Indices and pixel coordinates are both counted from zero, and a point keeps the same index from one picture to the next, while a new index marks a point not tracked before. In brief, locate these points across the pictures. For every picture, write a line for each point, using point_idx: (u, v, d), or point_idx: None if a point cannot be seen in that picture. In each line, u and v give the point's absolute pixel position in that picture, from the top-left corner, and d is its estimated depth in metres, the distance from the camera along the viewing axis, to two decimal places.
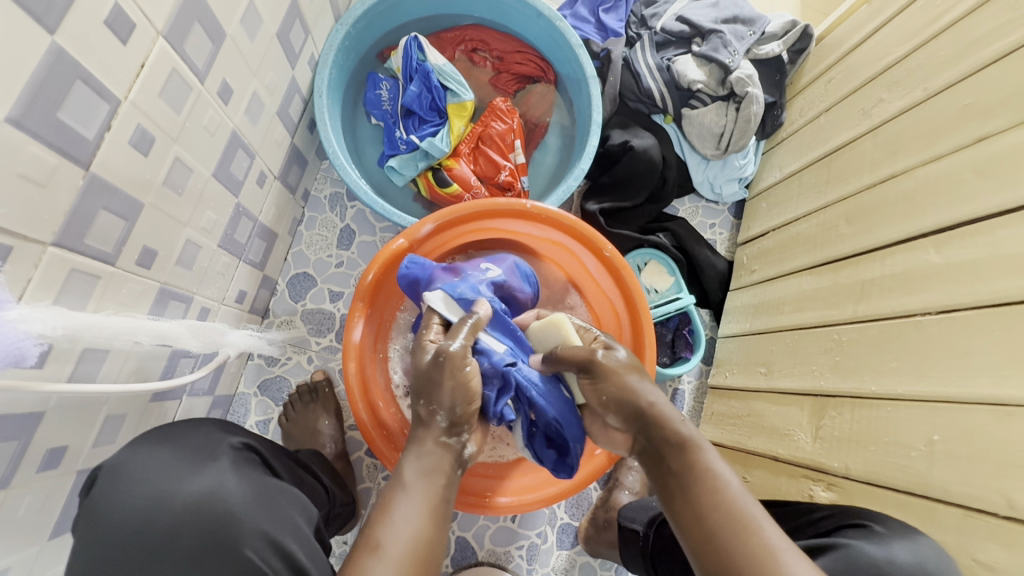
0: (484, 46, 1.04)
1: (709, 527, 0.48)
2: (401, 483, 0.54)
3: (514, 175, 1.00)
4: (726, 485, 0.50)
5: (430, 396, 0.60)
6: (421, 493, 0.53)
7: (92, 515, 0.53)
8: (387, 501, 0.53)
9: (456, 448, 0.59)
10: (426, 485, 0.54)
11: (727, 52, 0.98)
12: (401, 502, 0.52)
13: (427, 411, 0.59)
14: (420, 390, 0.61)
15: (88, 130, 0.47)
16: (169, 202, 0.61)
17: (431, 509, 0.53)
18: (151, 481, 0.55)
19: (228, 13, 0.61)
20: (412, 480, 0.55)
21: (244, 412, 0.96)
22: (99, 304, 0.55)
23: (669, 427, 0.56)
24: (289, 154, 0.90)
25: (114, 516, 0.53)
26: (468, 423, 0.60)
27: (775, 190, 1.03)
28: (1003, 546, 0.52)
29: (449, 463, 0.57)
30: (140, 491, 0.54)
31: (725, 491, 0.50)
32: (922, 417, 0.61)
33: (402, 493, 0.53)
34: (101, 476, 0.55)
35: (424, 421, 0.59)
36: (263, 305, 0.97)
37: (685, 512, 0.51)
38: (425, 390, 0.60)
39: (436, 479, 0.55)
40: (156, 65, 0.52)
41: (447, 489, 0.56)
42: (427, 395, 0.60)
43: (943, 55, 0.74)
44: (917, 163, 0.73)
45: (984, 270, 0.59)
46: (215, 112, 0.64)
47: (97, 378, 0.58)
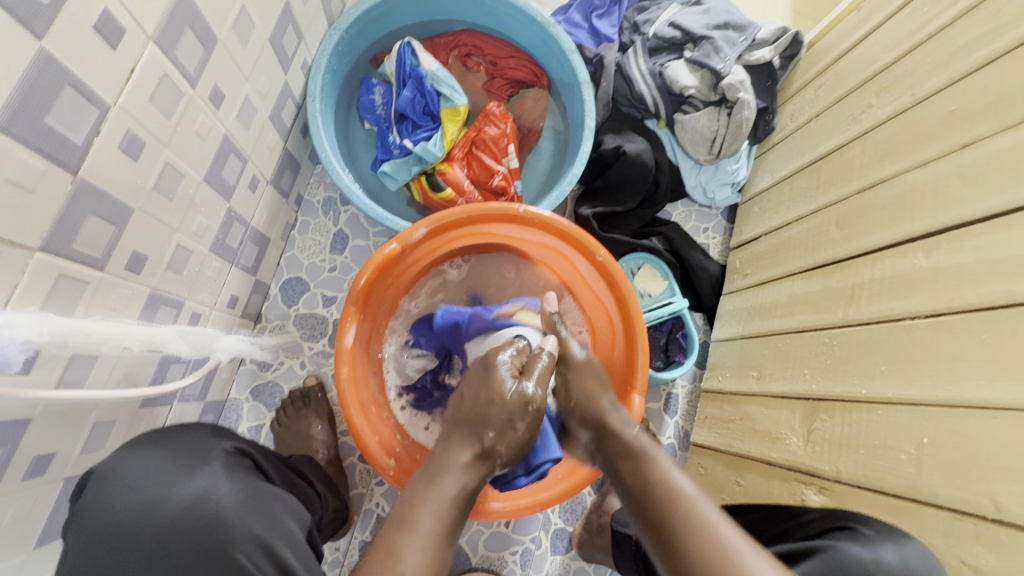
0: (477, 52, 1.05)
1: (663, 520, 0.53)
2: (439, 496, 0.56)
3: (508, 180, 0.99)
4: (680, 486, 0.55)
5: (499, 430, 0.60)
6: (446, 512, 0.55)
7: (83, 519, 0.53)
8: (412, 515, 0.54)
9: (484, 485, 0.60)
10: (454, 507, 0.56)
11: (718, 57, 0.99)
12: (427, 512, 0.54)
13: (492, 446, 0.59)
14: (493, 423, 0.60)
15: (77, 135, 0.47)
16: (160, 207, 0.61)
17: (449, 529, 0.54)
18: (143, 485, 0.54)
19: (220, 18, 0.61)
20: (448, 502, 0.56)
21: (236, 418, 0.95)
22: (87, 310, 0.55)
23: (628, 440, 0.64)
24: (282, 159, 0.90)
25: (105, 521, 0.52)
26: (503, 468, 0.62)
27: (767, 195, 1.04)
28: (990, 549, 0.52)
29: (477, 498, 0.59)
30: (131, 495, 0.54)
31: (678, 492, 0.54)
32: (911, 420, 0.62)
33: (429, 505, 0.55)
34: (92, 481, 0.55)
35: (485, 454, 0.59)
36: (256, 310, 0.96)
37: (644, 512, 0.55)
38: (501, 425, 0.60)
39: (467, 504, 0.57)
40: (147, 69, 0.52)
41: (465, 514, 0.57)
42: (500, 432, 0.60)
43: (929, 62, 0.75)
44: (905, 169, 0.74)
45: (971, 275, 0.60)
46: (207, 117, 0.64)
47: (86, 384, 0.57)
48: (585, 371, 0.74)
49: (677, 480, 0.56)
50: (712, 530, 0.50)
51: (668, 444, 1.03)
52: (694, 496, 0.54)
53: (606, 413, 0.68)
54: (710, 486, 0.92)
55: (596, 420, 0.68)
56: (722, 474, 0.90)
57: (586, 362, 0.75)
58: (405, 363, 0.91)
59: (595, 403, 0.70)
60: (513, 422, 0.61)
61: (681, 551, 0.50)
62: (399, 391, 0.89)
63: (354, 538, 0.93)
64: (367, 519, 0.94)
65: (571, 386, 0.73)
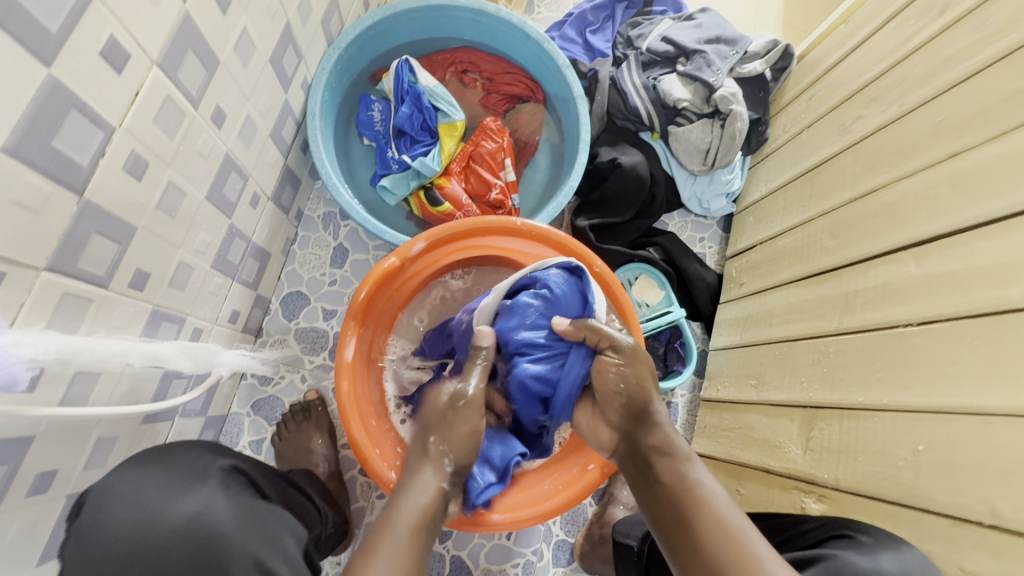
0: (474, 68, 1.07)
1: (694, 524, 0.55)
2: (396, 521, 0.56)
3: (505, 193, 1.01)
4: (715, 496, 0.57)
5: (443, 434, 0.64)
6: (408, 530, 0.55)
7: (81, 539, 0.53)
8: (374, 545, 0.53)
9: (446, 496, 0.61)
10: (418, 522, 0.56)
11: (710, 71, 1.01)
12: (388, 539, 0.54)
13: (438, 448, 0.63)
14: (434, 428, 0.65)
15: (82, 157, 0.48)
16: (162, 225, 0.62)
17: (416, 547, 0.54)
18: (140, 503, 0.55)
19: (221, 40, 0.62)
20: (406, 518, 0.56)
21: (237, 432, 0.95)
22: (90, 327, 0.55)
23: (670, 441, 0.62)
24: (282, 175, 0.91)
25: (104, 537, 0.53)
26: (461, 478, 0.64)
27: (761, 205, 1.05)
28: (989, 556, 0.52)
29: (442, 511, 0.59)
30: (128, 513, 0.54)
31: (712, 502, 0.56)
32: (907, 427, 0.62)
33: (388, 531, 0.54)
34: (88, 501, 0.55)
35: (430, 458, 0.62)
36: (257, 324, 0.97)
37: (677, 515, 0.57)
38: (443, 430, 0.64)
39: (431, 514, 0.58)
40: (151, 92, 0.54)
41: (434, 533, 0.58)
42: (442, 434, 0.64)
43: (916, 73, 0.76)
44: (895, 178, 0.75)
45: (961, 282, 0.61)
46: (208, 136, 0.65)
47: (89, 402, 0.58)
48: (637, 358, 0.63)
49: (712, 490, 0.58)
50: (741, 541, 0.52)
51: None
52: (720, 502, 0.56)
53: (654, 405, 0.63)
54: None
55: (637, 411, 0.63)
56: (722, 482, 0.90)
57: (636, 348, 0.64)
58: (403, 374, 0.91)
59: (642, 393, 0.63)
60: (451, 420, 0.64)
61: (704, 552, 0.53)
62: (396, 401, 0.89)
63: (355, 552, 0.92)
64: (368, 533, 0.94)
65: (621, 371, 0.62)
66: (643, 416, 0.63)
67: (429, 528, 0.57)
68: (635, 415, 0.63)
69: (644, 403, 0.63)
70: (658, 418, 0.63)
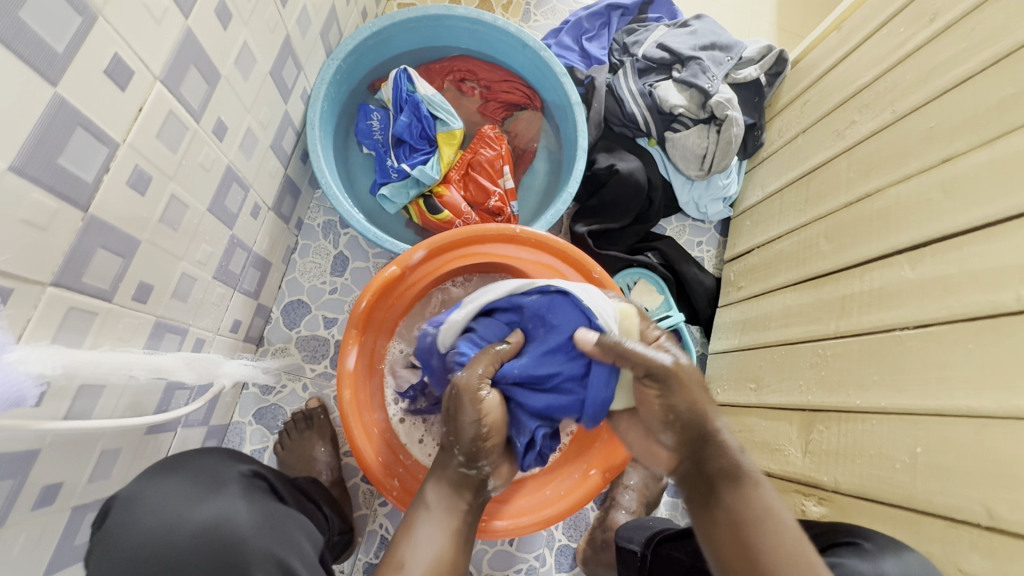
0: (472, 76, 1.08)
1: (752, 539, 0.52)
2: (427, 506, 0.64)
3: (504, 201, 1.02)
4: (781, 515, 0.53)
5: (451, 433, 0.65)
6: (441, 515, 0.64)
7: (106, 544, 0.53)
8: (411, 521, 0.64)
9: (474, 478, 0.66)
10: (446, 508, 0.64)
11: (706, 77, 1.02)
12: (423, 524, 0.63)
13: (449, 440, 0.65)
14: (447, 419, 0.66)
15: (88, 173, 0.49)
16: (165, 237, 0.63)
17: (449, 529, 0.63)
18: (164, 509, 0.55)
19: (222, 55, 0.63)
20: (435, 501, 0.65)
21: (239, 441, 0.95)
22: (95, 340, 0.56)
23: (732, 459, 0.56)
24: (282, 185, 0.92)
25: (127, 543, 0.52)
26: (487, 457, 0.66)
27: (758, 209, 1.06)
28: (986, 557, 0.52)
29: (468, 494, 0.66)
30: (155, 518, 0.54)
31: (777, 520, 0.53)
32: (904, 429, 0.63)
33: (425, 517, 0.63)
34: (114, 508, 0.55)
35: (447, 450, 0.66)
36: (258, 333, 0.97)
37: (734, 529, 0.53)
38: (449, 424, 0.65)
39: (454, 501, 0.65)
40: (154, 107, 0.55)
41: (468, 512, 0.65)
42: (451, 426, 0.65)
43: (908, 79, 0.77)
44: (889, 182, 0.76)
45: (955, 286, 0.62)
46: (210, 149, 0.66)
47: (93, 415, 0.58)
48: (684, 377, 0.58)
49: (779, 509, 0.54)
50: (804, 560, 0.50)
51: None
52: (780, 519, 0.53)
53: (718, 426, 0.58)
54: None
55: (696, 430, 0.58)
56: None
57: (677, 366, 0.59)
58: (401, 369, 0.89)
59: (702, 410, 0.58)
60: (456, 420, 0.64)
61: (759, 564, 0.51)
62: (397, 398, 0.89)
63: (358, 560, 0.93)
64: (371, 541, 0.94)
65: (673, 398, 0.58)
66: (702, 433, 0.57)
67: (458, 510, 0.65)
68: (695, 435, 0.58)
69: (701, 422, 0.58)
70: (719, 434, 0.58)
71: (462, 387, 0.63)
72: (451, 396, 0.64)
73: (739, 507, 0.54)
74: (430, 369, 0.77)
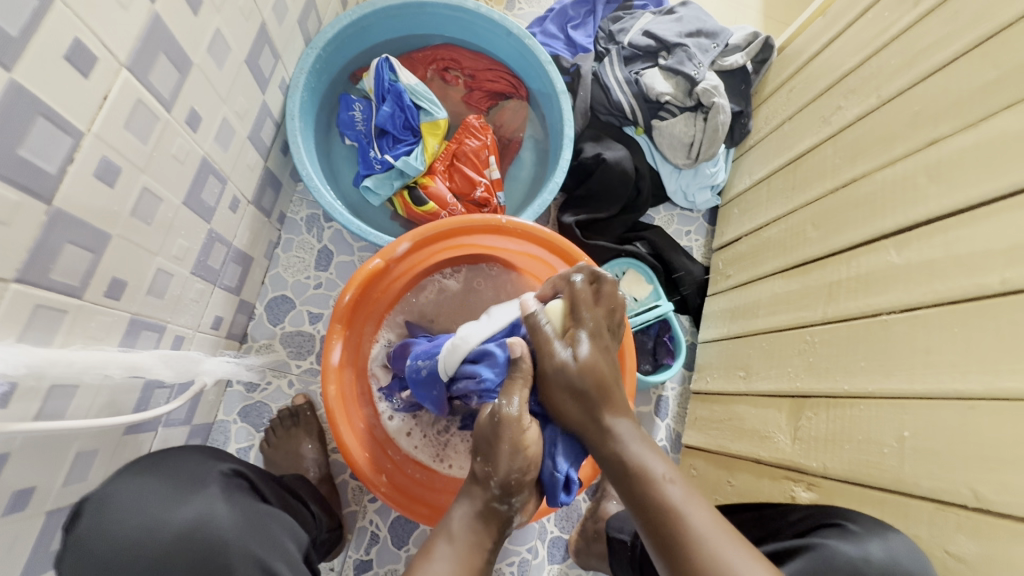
0: (455, 65, 1.06)
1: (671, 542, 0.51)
2: (447, 526, 0.57)
3: (490, 191, 1.01)
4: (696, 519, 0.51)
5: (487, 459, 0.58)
6: (464, 546, 0.55)
7: (81, 548, 0.52)
8: (429, 547, 0.56)
9: (504, 513, 0.58)
10: (467, 547, 0.55)
11: (692, 64, 1.01)
12: (441, 556, 0.54)
13: (484, 471, 0.58)
14: (480, 449, 0.60)
15: (50, 164, 0.47)
16: (138, 232, 0.61)
17: (468, 568, 0.54)
18: (142, 511, 0.54)
19: (193, 42, 0.61)
20: (458, 531, 0.56)
21: (225, 439, 0.94)
22: (66, 339, 0.54)
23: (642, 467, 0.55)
24: (262, 178, 0.89)
25: (104, 548, 0.51)
26: (521, 492, 0.58)
27: (746, 197, 1.06)
28: (972, 538, 0.53)
29: (495, 529, 0.57)
30: (132, 520, 0.53)
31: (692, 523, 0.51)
32: (891, 413, 0.63)
33: (442, 535, 0.57)
34: (87, 509, 0.54)
35: (480, 480, 0.59)
36: (241, 330, 0.96)
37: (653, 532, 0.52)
38: (485, 451, 0.58)
39: (480, 535, 0.56)
40: (121, 96, 0.52)
41: (490, 551, 0.57)
42: (486, 454, 0.58)
43: (893, 63, 0.77)
44: (875, 168, 0.75)
45: (940, 270, 0.62)
46: (184, 140, 0.64)
47: (66, 415, 0.57)
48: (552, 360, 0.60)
49: (690, 514, 0.52)
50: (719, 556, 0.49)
51: (660, 446, 1.04)
52: (709, 535, 0.51)
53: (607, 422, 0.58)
54: (702, 487, 0.93)
55: (595, 428, 0.58)
56: (714, 474, 0.91)
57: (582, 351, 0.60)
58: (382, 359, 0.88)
59: (598, 402, 0.58)
60: (491, 438, 0.58)
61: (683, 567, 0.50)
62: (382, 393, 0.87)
63: (349, 557, 0.92)
64: (361, 537, 0.93)
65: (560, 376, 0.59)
66: (601, 430, 0.58)
67: (481, 549, 0.56)
68: (593, 432, 0.58)
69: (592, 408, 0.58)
70: (619, 433, 0.57)
71: (507, 414, 0.58)
72: (490, 424, 0.59)
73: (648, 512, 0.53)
74: (431, 400, 0.72)
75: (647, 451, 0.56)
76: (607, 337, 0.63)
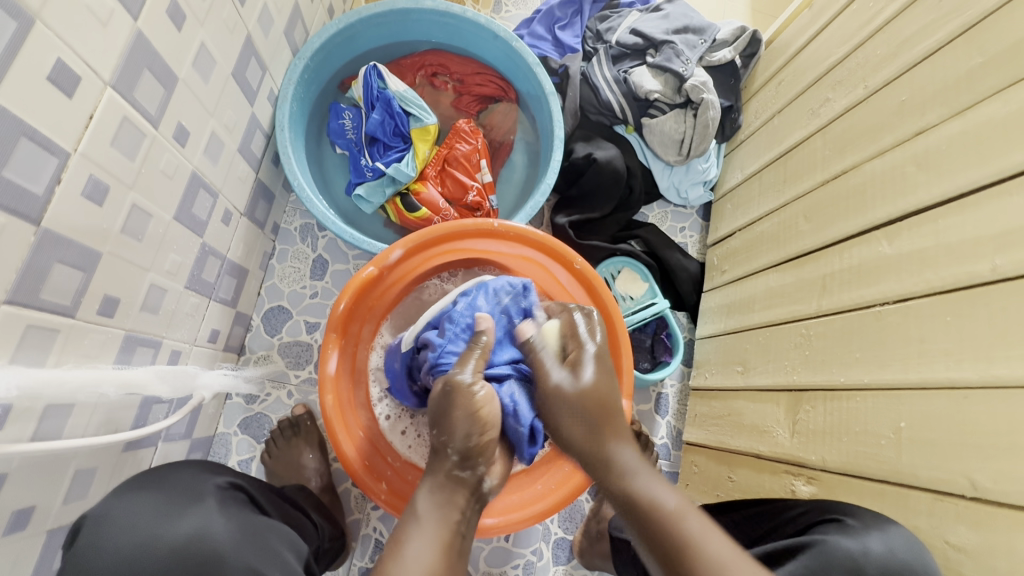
0: (444, 70, 1.06)
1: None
2: (414, 513, 0.58)
3: (482, 195, 1.00)
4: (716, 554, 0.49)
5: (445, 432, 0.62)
6: (434, 525, 0.56)
7: (76, 568, 0.51)
8: (399, 534, 0.56)
9: (469, 480, 0.61)
10: (439, 518, 0.57)
11: (680, 61, 1.01)
12: (413, 536, 0.55)
13: (440, 441, 0.62)
14: (436, 422, 0.64)
15: (37, 185, 0.47)
16: (129, 248, 0.61)
17: (442, 542, 0.55)
18: (137, 526, 0.53)
19: (178, 57, 0.61)
20: (426, 510, 0.58)
21: (226, 452, 0.94)
22: (59, 358, 0.54)
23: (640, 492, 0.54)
24: (254, 190, 0.90)
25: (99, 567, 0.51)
26: (481, 457, 0.61)
27: (738, 192, 1.06)
28: (971, 527, 0.53)
29: (462, 498, 0.59)
30: (128, 537, 0.53)
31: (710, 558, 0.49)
32: (888, 404, 0.63)
33: (413, 519, 0.58)
34: (85, 527, 0.54)
35: (438, 452, 0.62)
36: (238, 342, 0.96)
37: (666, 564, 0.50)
38: (440, 422, 0.62)
39: (446, 509, 0.58)
40: (106, 114, 0.53)
41: (460, 524, 0.58)
42: (441, 426, 0.63)
43: (879, 54, 0.77)
44: (864, 159, 0.75)
45: (932, 259, 0.61)
46: (172, 155, 0.64)
47: (63, 435, 0.57)
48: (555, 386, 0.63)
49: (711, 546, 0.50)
50: None
51: (661, 444, 1.04)
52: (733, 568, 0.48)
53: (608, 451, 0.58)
54: (704, 483, 0.93)
55: (601, 459, 0.58)
56: (715, 470, 0.90)
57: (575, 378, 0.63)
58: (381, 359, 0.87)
59: (599, 428, 0.59)
60: (446, 409, 0.63)
61: None
62: (384, 396, 0.88)
63: (354, 565, 0.92)
64: (365, 545, 0.93)
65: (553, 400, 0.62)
66: (607, 461, 0.57)
67: (450, 523, 0.57)
68: (592, 459, 0.58)
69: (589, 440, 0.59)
70: (623, 465, 0.57)
71: (457, 384, 0.64)
72: (445, 393, 0.64)
73: (658, 546, 0.51)
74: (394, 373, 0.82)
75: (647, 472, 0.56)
76: (608, 360, 0.66)
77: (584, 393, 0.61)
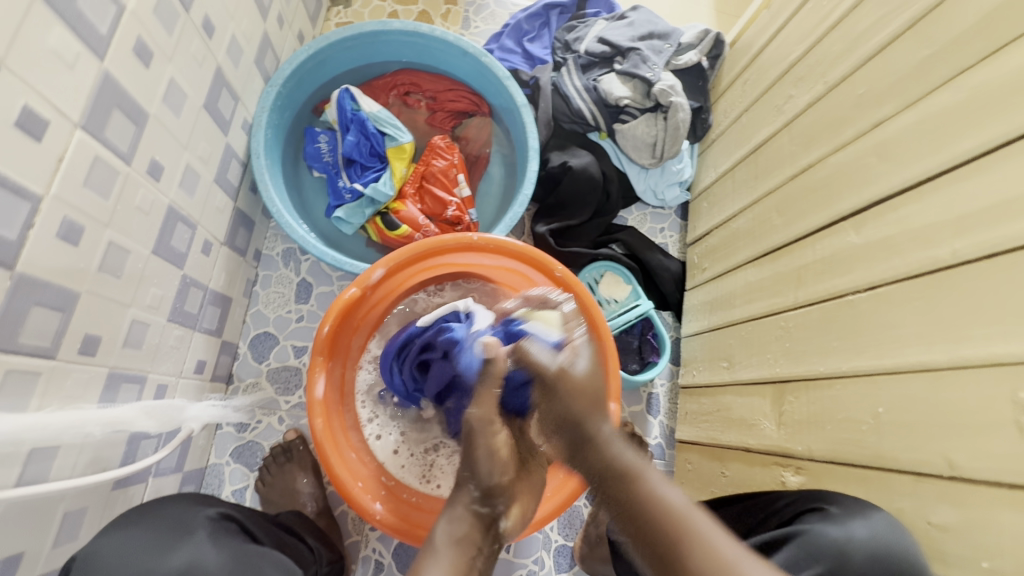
0: (416, 89, 1.07)
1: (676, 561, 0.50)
2: (432, 549, 0.62)
3: (462, 209, 1.01)
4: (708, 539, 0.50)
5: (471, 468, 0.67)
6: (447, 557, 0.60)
7: None
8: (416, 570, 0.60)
9: (486, 515, 0.65)
10: (452, 552, 0.61)
11: (647, 66, 1.03)
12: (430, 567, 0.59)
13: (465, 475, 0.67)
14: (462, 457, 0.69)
15: (11, 230, 0.47)
16: (108, 286, 0.61)
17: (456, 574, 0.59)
18: (129, 564, 0.53)
19: (148, 94, 0.62)
20: (440, 544, 0.62)
21: (218, 483, 0.93)
22: (42, 401, 0.54)
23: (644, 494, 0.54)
24: (233, 219, 0.90)
25: None
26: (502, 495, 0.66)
27: (712, 190, 1.08)
28: (953, 506, 0.54)
29: (479, 528, 0.64)
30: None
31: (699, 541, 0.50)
32: (867, 389, 0.64)
33: (429, 558, 0.61)
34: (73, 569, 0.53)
35: (461, 485, 0.67)
36: (226, 371, 0.96)
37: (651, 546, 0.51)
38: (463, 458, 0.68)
39: (459, 545, 0.62)
40: (77, 156, 0.53)
41: (476, 558, 0.62)
42: (467, 461, 0.68)
43: (835, 50, 0.79)
44: (828, 152, 0.78)
45: (899, 246, 0.63)
46: (147, 191, 0.65)
47: (50, 477, 0.56)
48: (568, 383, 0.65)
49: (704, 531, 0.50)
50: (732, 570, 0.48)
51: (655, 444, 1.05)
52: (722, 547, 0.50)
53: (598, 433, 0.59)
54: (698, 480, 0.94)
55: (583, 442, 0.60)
56: (708, 467, 0.91)
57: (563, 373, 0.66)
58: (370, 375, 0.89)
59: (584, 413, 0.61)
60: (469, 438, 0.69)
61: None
62: (372, 421, 0.88)
63: None
64: (366, 567, 0.92)
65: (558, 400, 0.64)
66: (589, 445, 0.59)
67: (467, 559, 0.61)
68: (588, 445, 0.59)
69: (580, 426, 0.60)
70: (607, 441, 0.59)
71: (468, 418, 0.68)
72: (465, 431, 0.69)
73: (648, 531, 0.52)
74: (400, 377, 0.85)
75: (647, 471, 0.56)
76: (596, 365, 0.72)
77: (583, 395, 0.64)
